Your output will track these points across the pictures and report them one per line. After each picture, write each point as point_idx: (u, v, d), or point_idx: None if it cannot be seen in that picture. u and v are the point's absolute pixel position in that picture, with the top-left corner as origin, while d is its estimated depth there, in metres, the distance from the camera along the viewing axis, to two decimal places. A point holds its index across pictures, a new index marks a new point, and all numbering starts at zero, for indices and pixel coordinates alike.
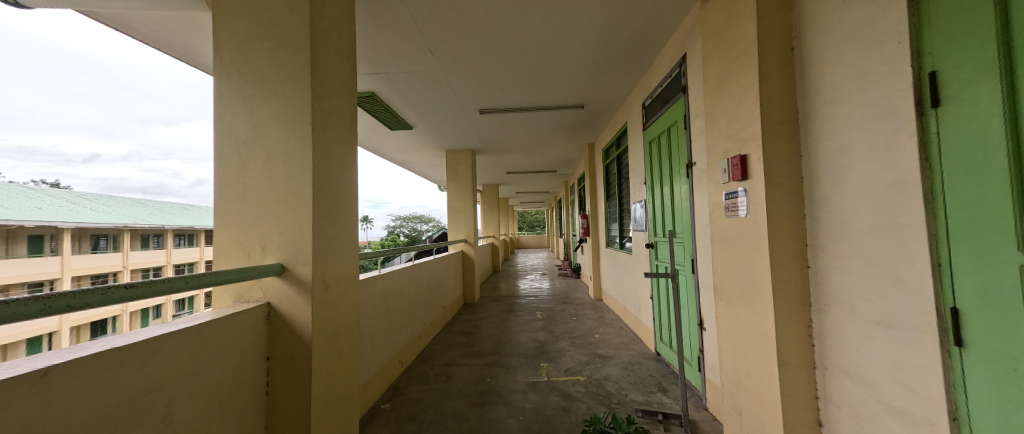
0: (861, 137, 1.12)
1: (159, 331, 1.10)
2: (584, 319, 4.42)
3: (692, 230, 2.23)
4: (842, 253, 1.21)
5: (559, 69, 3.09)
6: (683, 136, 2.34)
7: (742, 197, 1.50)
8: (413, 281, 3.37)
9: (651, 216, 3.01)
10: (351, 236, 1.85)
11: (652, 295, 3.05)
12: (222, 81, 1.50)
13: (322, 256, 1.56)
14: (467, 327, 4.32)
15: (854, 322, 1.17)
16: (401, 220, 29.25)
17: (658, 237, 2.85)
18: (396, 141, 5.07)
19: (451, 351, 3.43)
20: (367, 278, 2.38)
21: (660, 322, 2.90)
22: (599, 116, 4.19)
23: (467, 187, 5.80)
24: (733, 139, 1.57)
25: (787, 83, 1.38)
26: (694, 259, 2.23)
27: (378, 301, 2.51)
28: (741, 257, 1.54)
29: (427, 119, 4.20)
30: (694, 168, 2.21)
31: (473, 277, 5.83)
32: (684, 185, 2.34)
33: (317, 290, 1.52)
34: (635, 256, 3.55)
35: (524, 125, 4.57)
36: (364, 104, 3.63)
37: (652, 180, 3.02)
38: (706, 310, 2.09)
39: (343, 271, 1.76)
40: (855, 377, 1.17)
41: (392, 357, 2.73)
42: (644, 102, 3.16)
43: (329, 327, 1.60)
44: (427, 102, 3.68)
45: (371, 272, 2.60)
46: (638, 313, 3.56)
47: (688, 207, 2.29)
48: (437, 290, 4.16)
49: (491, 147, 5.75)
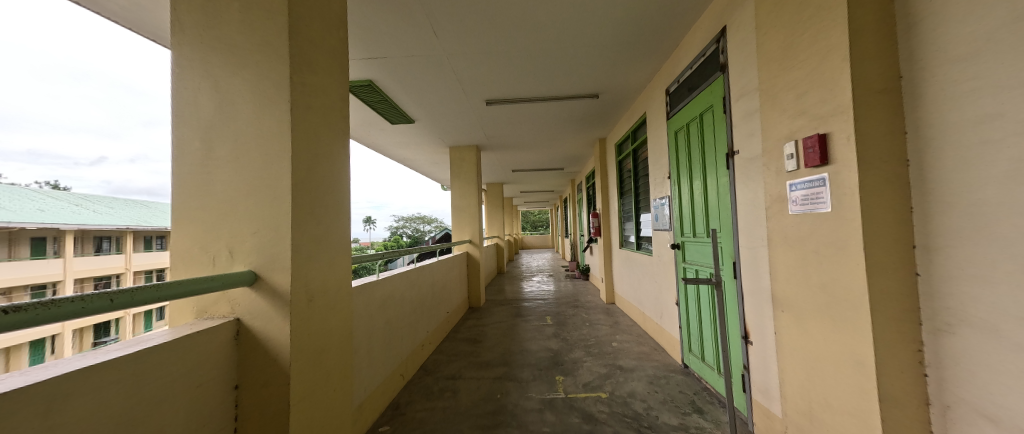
0: (1013, 103, 0.83)
1: (76, 365, 0.79)
2: (597, 325, 4.13)
3: (735, 228, 1.94)
4: (977, 258, 0.92)
5: (574, 53, 2.81)
6: (722, 121, 2.05)
7: (822, 187, 1.20)
8: (415, 286, 3.09)
9: (677, 213, 2.73)
10: (341, 236, 1.58)
11: (679, 301, 2.76)
12: (180, 49, 1.23)
13: (300, 261, 1.28)
14: (473, 333, 4.04)
15: (999, 350, 0.88)
16: (403, 220, 29.05)
17: (687, 237, 2.57)
18: (396, 136, 4.80)
19: (456, 361, 3.15)
20: (364, 283, 2.12)
21: (689, 331, 2.61)
22: (615, 106, 3.90)
23: (471, 185, 5.52)
24: (804, 117, 1.28)
25: (886, 42, 1.09)
26: (736, 262, 1.94)
27: (376, 309, 2.24)
28: (816, 262, 1.25)
29: (430, 112, 3.93)
30: (736, 157, 1.92)
31: (479, 280, 5.57)
32: (723, 176, 2.05)
33: (296, 301, 1.24)
34: (657, 257, 3.26)
35: (533, 118, 4.29)
36: (361, 95, 3.36)
37: (677, 175, 2.73)
38: (753, 321, 1.81)
39: (331, 278, 1.48)
40: (1004, 422, 0.88)
41: (392, 370, 2.45)
42: (667, 88, 2.87)
43: (315, 345, 1.33)
44: (429, 92, 3.41)
45: (369, 277, 2.34)
46: (660, 320, 3.27)
47: (728, 202, 2.00)
48: (440, 294, 3.87)
49: (496, 143, 5.48)
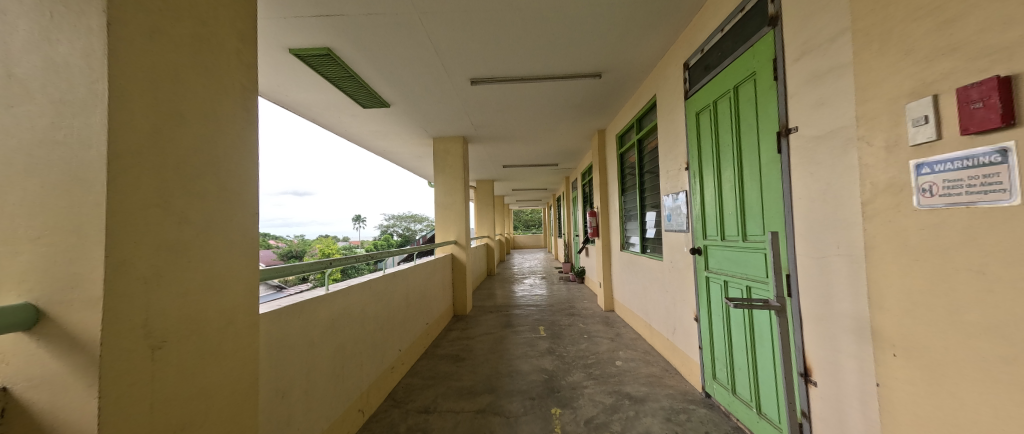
0: None
1: None
2: (596, 338, 3.66)
3: (790, 231, 1.48)
4: None
5: (577, 16, 2.30)
6: (768, 91, 1.59)
7: (1001, 168, 0.71)
8: (385, 297, 2.57)
9: (698, 212, 2.27)
10: (242, 243, 1.04)
11: (699, 316, 2.31)
12: None
13: (125, 294, 0.72)
14: (456, 348, 3.53)
15: None
16: (393, 219, 28.25)
17: (713, 240, 2.12)
18: (372, 124, 4.24)
19: (433, 387, 2.63)
20: (303, 301, 1.60)
21: (712, 355, 2.16)
22: (618, 89, 3.42)
23: (458, 181, 4.98)
24: (952, 54, 0.80)
25: None
26: (791, 274, 1.48)
27: (320, 333, 1.72)
28: (973, 286, 0.78)
29: (406, 93, 3.39)
30: (792, 135, 1.46)
31: (465, 285, 5.05)
32: (770, 163, 1.59)
33: (116, 356, 0.70)
34: (669, 263, 2.80)
35: (525, 104, 3.79)
36: (321, 70, 2.80)
37: (698, 165, 2.27)
38: (820, 354, 1.35)
39: (210, 304, 0.91)
40: None
41: (346, 407, 1.93)
42: (686, 62, 2.39)
43: (173, 423, 0.80)
44: (402, 65, 2.86)
45: (317, 291, 1.83)
46: (672, 336, 2.80)
47: (779, 197, 1.54)
48: (418, 304, 3.35)
49: (486, 135, 4.97)
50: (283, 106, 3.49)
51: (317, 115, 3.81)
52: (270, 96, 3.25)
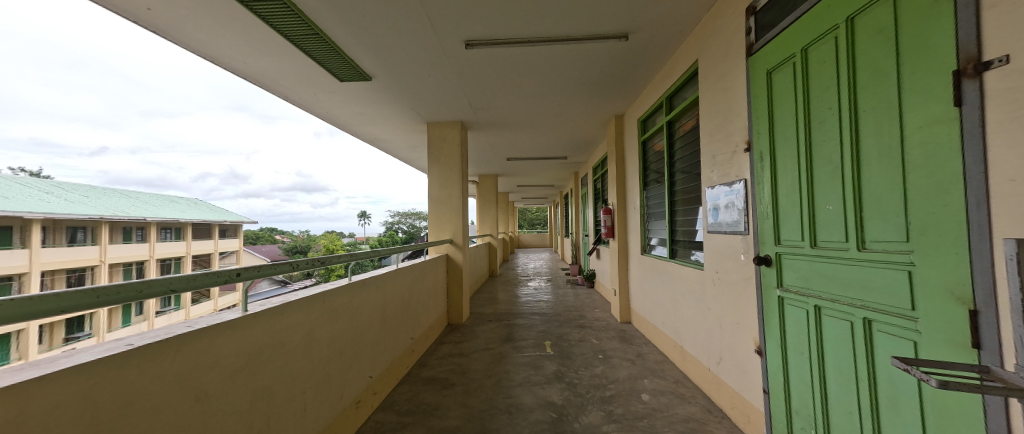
0: None
1: None
2: (614, 359, 3.07)
3: (988, 239, 0.85)
4: None
5: None
6: (932, 4, 0.96)
7: None
8: (348, 312, 2.01)
9: (767, 209, 1.66)
10: None
11: (765, 350, 1.70)
12: None
13: None
14: (445, 369, 2.96)
15: None
16: (396, 217, 27.87)
17: (792, 247, 1.51)
18: (355, 103, 3.68)
19: (408, 428, 2.06)
20: (175, 336, 1.03)
21: (786, 406, 1.56)
22: (646, 57, 2.80)
23: (454, 171, 4.41)
24: None
25: None
26: (983, 313, 0.86)
27: (215, 381, 1.16)
28: None
29: (389, 62, 2.83)
30: (985, 74, 0.85)
31: (462, 290, 4.48)
32: (931, 123, 0.97)
33: None
34: (714, 274, 2.19)
35: (530, 80, 3.21)
36: (277, 24, 2.23)
37: (770, 144, 1.64)
38: None
39: None
40: None
41: None
42: (751, 5, 1.77)
43: None
44: (377, 22, 2.29)
45: (228, 314, 1.29)
46: (716, 367, 2.19)
47: (952, 180, 0.92)
48: (400, 316, 2.80)
49: (486, 120, 4.40)
50: (245, 77, 2.97)
51: (288, 90, 3.28)
52: (224, 61, 2.70)
